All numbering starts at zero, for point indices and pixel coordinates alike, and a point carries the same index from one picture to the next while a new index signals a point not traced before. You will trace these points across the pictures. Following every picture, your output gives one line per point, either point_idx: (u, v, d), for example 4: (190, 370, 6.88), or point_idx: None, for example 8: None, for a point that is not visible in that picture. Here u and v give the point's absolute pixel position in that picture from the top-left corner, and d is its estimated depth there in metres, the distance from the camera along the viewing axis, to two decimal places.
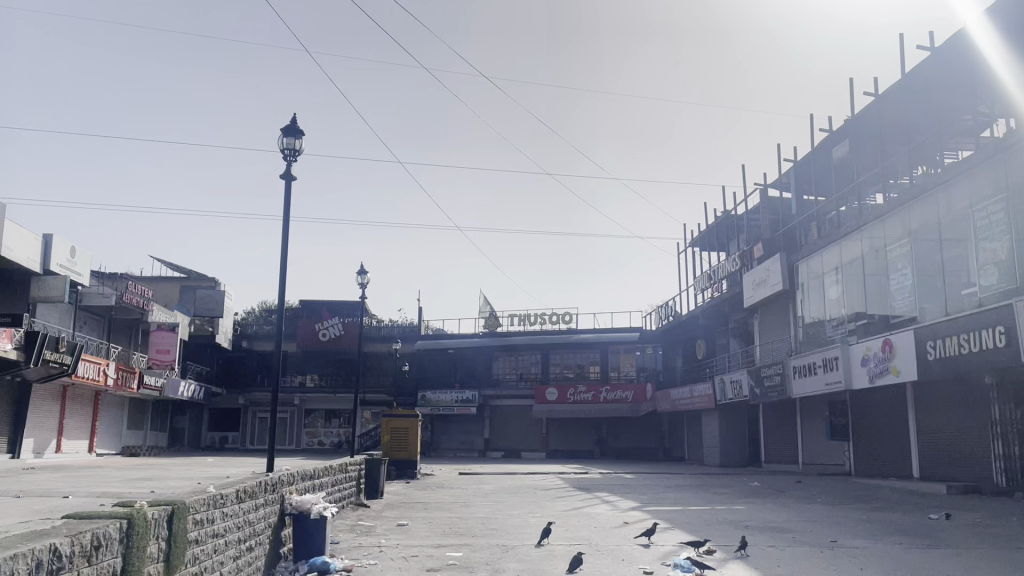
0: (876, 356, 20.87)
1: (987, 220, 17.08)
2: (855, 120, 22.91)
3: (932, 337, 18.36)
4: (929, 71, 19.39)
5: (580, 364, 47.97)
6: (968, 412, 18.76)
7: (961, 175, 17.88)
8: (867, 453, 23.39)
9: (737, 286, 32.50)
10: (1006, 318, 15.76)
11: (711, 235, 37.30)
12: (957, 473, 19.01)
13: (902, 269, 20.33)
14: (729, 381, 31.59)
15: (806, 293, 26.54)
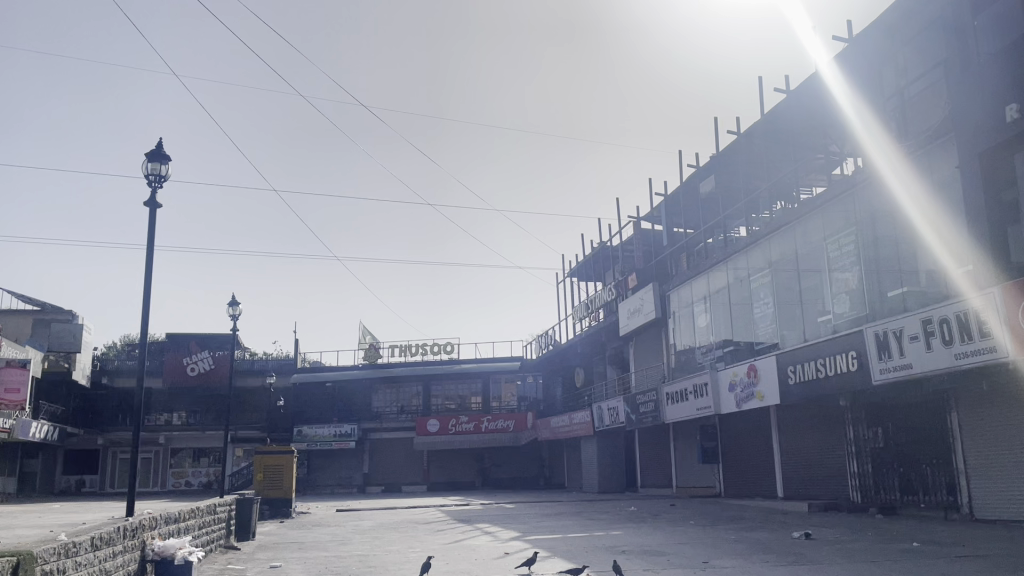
0: (742, 381, 21.85)
1: (839, 252, 18.33)
2: (720, 157, 24.14)
3: (792, 362, 19.40)
4: (786, 111, 20.72)
5: (461, 395, 48.05)
6: (826, 433, 19.87)
7: (815, 211, 19.13)
8: (736, 475, 24.34)
9: (613, 315, 33.41)
10: (857, 344, 16.86)
11: (586, 266, 38.32)
12: (817, 491, 20.09)
13: (764, 298, 21.49)
14: (606, 407, 32.23)
15: (677, 321, 27.54)
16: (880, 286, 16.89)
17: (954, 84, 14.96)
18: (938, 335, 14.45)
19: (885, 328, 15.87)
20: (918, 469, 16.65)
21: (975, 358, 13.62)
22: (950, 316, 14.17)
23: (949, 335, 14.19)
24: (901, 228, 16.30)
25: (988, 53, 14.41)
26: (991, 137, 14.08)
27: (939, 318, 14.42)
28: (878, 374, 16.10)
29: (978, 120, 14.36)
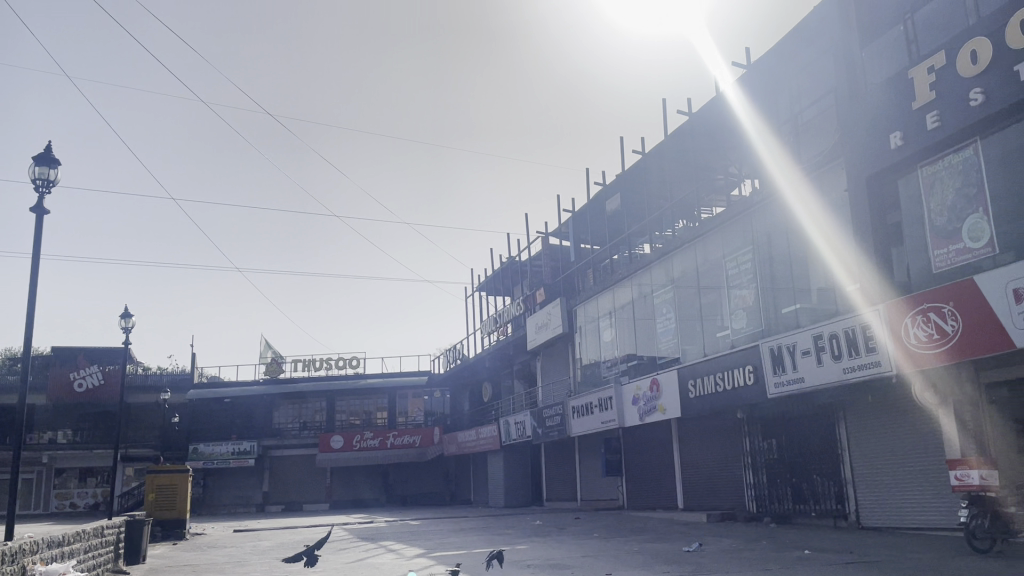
0: (645, 395, 22.25)
1: (737, 269, 19.00)
2: (625, 175, 24.70)
3: (692, 375, 19.91)
4: (689, 132, 21.38)
5: (367, 410, 47.42)
6: (724, 445, 20.46)
7: (715, 229, 19.79)
8: (638, 488, 24.82)
9: (521, 329, 33.63)
10: (753, 358, 17.45)
11: (494, 280, 38.52)
12: (715, 502, 20.68)
13: (666, 314, 22.05)
14: (512, 421, 32.35)
15: (583, 335, 27.96)
16: (776, 302, 17.56)
17: (843, 111, 15.74)
18: (827, 350, 15.14)
19: (779, 343, 16.48)
20: (809, 478, 17.34)
21: (862, 372, 14.30)
22: (839, 332, 14.86)
23: (838, 350, 14.88)
24: (795, 247, 17.00)
25: (875, 82, 15.21)
26: (877, 162, 14.86)
27: (829, 334, 15.08)
28: (772, 388, 16.70)
29: (865, 144, 15.13)
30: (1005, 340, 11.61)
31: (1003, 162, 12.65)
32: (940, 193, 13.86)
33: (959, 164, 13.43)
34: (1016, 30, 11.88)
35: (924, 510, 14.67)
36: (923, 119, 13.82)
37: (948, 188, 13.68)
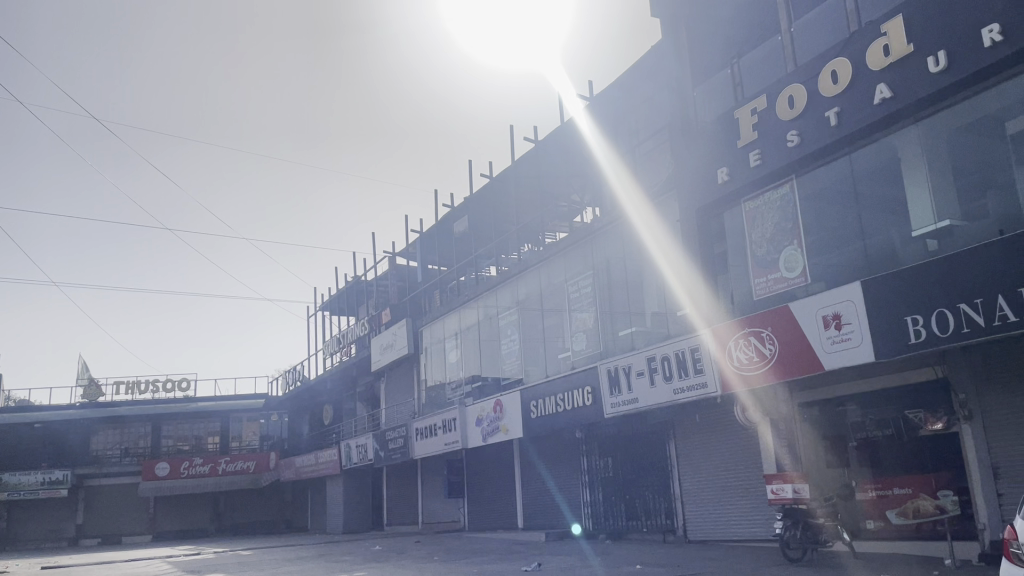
0: (488, 416, 22.34)
1: (578, 293, 19.64)
2: (472, 198, 24.95)
3: (534, 397, 20.19)
4: (535, 159, 21.92)
5: (197, 436, 44.99)
6: (562, 464, 20.96)
7: (558, 254, 20.37)
8: (480, 509, 24.93)
9: (364, 350, 33.08)
10: (592, 380, 17.97)
11: (338, 300, 37.76)
12: (554, 521, 21.10)
13: (511, 335, 22.40)
14: (353, 444, 31.63)
15: (428, 356, 27.89)
16: (613, 326, 18.26)
17: (676, 145, 16.69)
18: (660, 371, 15.85)
19: (616, 365, 17.08)
20: (642, 495, 18.05)
21: (691, 393, 15.06)
22: (670, 354, 15.60)
23: (669, 372, 15.61)
24: (632, 273, 17.77)
25: (705, 120, 16.22)
26: (705, 194, 15.81)
27: (662, 356, 15.79)
28: (609, 408, 17.27)
29: (694, 178, 16.08)
30: (815, 362, 12.63)
31: (815, 200, 13.80)
32: (759, 226, 14.93)
33: (778, 200, 14.53)
34: (827, 80, 13.03)
35: (745, 523, 15.56)
36: (746, 157, 14.86)
37: (768, 222, 14.74)
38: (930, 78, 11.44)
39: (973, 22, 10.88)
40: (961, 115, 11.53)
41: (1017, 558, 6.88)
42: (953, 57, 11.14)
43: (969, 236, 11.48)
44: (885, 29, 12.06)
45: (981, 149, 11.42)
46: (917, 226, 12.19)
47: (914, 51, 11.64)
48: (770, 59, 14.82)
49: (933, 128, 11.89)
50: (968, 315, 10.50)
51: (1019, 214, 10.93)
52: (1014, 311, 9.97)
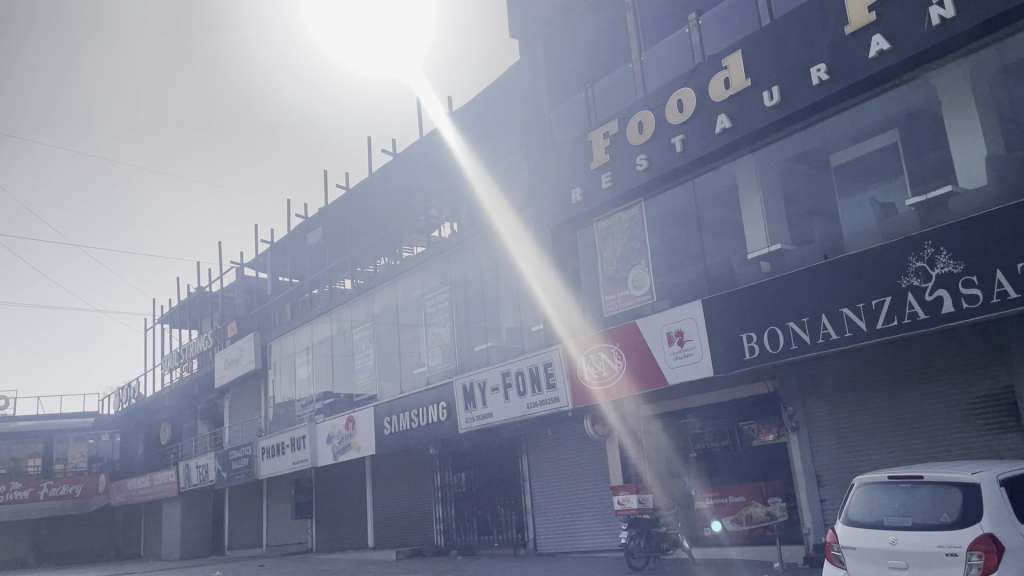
0: (339, 433, 21.75)
1: (434, 308, 19.61)
2: (327, 210, 24.39)
3: (387, 413, 19.89)
4: (392, 172, 21.74)
5: (15, 458, 41.19)
6: (415, 481, 20.71)
7: (415, 268, 20.27)
8: (328, 529, 24.26)
9: (208, 365, 31.50)
10: (447, 395, 17.90)
11: (181, 312, 35.86)
12: (405, 538, 20.83)
13: (365, 350, 22.04)
14: (193, 464, 29.99)
15: (277, 372, 26.93)
16: (469, 341, 18.35)
17: (533, 164, 17.05)
18: (514, 386, 16.04)
19: (471, 380, 17.12)
20: (493, 510, 18.18)
21: (543, 407, 15.31)
22: (524, 369, 15.81)
23: (523, 387, 15.82)
24: (489, 289, 17.96)
25: (560, 141, 16.65)
26: (557, 213, 16.18)
27: (516, 371, 15.99)
28: (463, 423, 17.27)
29: (548, 195, 16.42)
30: (659, 377, 13.18)
31: (661, 222, 14.43)
32: (610, 245, 15.44)
33: (626, 221, 15.09)
34: (674, 108, 13.70)
35: (592, 534, 15.93)
36: (597, 177, 15.30)
37: (617, 242, 15.27)
38: (765, 110, 12.31)
39: (802, 62, 11.81)
40: (791, 147, 12.45)
41: (838, 559, 7.44)
42: (785, 93, 12.03)
43: (798, 259, 12.36)
44: (726, 63, 12.86)
45: (808, 179, 12.35)
46: (753, 249, 13.04)
47: (751, 85, 12.48)
48: (621, 85, 15.44)
49: (768, 157, 12.76)
50: (797, 332, 11.29)
51: (841, 240, 11.88)
52: (836, 329, 10.82)
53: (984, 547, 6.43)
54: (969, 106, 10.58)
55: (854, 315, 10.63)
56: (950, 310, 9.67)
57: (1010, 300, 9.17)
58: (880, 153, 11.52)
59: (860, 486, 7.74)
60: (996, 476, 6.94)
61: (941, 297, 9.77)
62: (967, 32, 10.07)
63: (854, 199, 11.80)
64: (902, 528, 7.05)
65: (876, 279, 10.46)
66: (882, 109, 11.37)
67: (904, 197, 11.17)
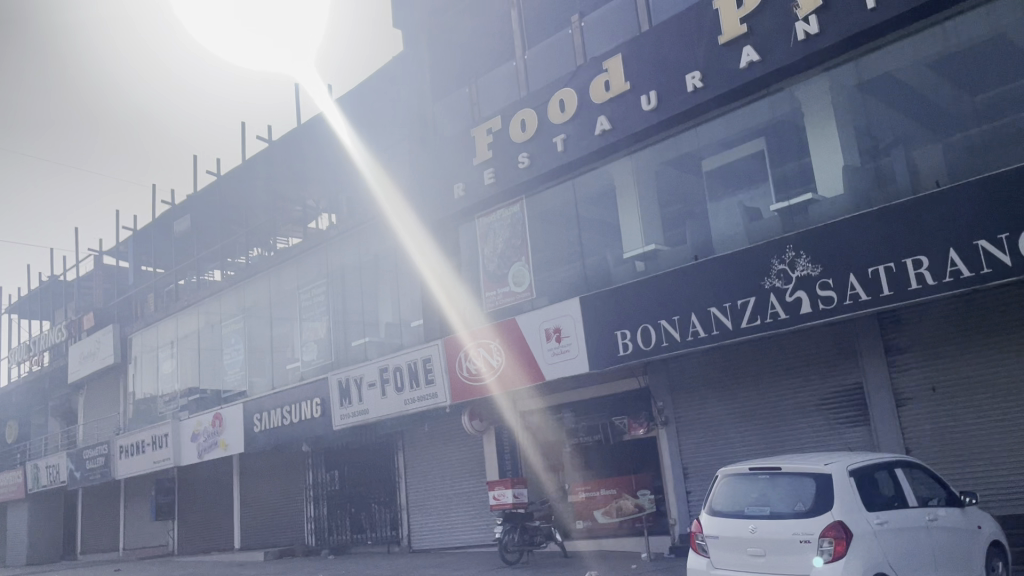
0: (206, 430, 20.81)
1: (310, 302, 19.11)
2: (197, 197, 23.30)
3: (257, 409, 19.20)
4: (267, 161, 20.99)
5: None
6: (286, 479, 20.09)
7: (290, 260, 19.67)
8: (192, 530, 23.20)
9: (62, 359, 29.48)
10: (321, 391, 17.45)
11: (31, 302, 33.37)
12: (274, 539, 20.20)
13: (235, 344, 21.21)
14: (42, 465, 27.97)
15: (138, 366, 25.50)
16: (346, 336, 18.02)
17: (414, 157, 16.88)
18: (391, 382, 15.83)
19: (347, 375, 16.76)
20: (367, 508, 17.92)
21: (420, 403, 15.20)
22: (402, 365, 15.64)
23: (400, 383, 15.64)
24: (367, 284, 17.68)
25: (441, 134, 16.54)
26: (437, 207, 16.06)
27: (393, 366, 15.78)
28: (338, 420, 16.91)
29: (428, 188, 16.26)
30: (537, 373, 13.34)
31: (540, 220, 14.58)
32: (490, 242, 15.47)
33: (507, 217, 15.16)
34: (555, 107, 13.87)
35: (466, 530, 15.93)
36: (480, 174, 15.15)
37: (498, 238, 15.32)
38: (643, 114, 12.65)
39: (678, 69, 12.24)
40: (667, 151, 12.87)
41: (702, 548, 7.73)
42: (662, 98, 12.42)
43: (671, 260, 12.78)
44: (607, 66, 13.13)
45: (682, 183, 12.80)
46: (628, 248, 13.38)
47: (630, 88, 12.81)
48: (504, 81, 15.50)
49: (645, 160, 13.14)
50: (668, 330, 11.69)
51: (710, 243, 12.38)
52: (705, 327, 11.27)
53: (834, 534, 6.88)
54: (828, 119, 11.23)
55: (722, 314, 11.11)
56: (809, 310, 10.26)
57: (862, 302, 9.84)
58: (748, 159, 12.06)
59: (724, 476, 8.06)
60: (846, 467, 7.43)
61: (799, 298, 10.37)
62: (829, 49, 10.69)
63: (724, 203, 12.32)
64: (761, 517, 7.40)
65: (742, 280, 10.97)
66: (752, 117, 11.92)
67: (768, 203, 11.76)
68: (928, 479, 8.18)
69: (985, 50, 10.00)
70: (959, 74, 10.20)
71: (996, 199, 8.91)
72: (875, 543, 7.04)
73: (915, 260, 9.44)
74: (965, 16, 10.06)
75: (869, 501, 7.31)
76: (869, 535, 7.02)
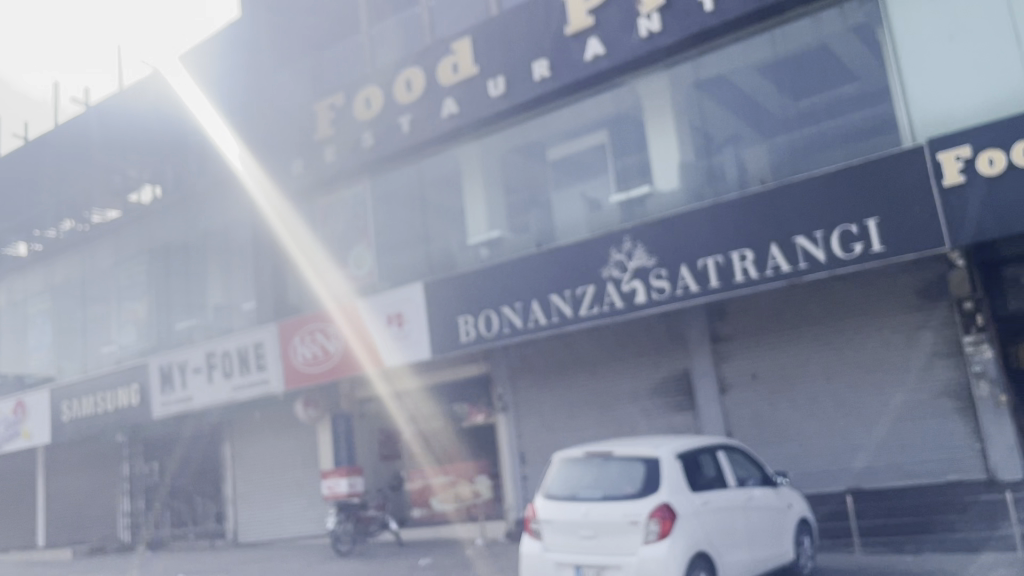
0: (4, 419, 18.90)
1: (129, 281, 17.76)
2: None
3: (66, 396, 17.63)
4: None
5: None
6: (98, 471, 18.61)
7: (107, 235, 18.18)
8: None
9: None
10: (139, 377, 16.23)
11: None
12: (82, 536, 18.67)
13: (41, 325, 19.41)
14: None
15: None
16: (170, 318, 16.94)
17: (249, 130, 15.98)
18: (219, 368, 14.92)
19: (169, 360, 15.69)
20: (190, 500, 16.95)
21: (250, 390, 14.46)
22: (231, 350, 14.79)
23: (229, 368, 14.78)
24: (195, 264, 16.67)
25: None
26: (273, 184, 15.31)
27: (221, 351, 14.90)
28: (158, 408, 15.80)
29: (260, 163, 15.37)
30: (375, 358, 13.02)
31: (383, 202, 14.24)
32: (330, 223, 14.93)
33: (348, 198, 14.68)
34: (400, 86, 13.54)
35: (296, 522, 15.35)
36: (318, 151, 14.56)
37: (337, 220, 14.82)
38: (490, 99, 12.61)
39: (525, 56, 12.27)
40: (512, 138, 12.88)
41: (535, 532, 7.72)
42: (508, 84, 12.43)
43: (513, 246, 12.80)
44: (455, 47, 12.96)
45: (526, 170, 12.83)
46: (472, 233, 13.29)
47: (477, 72, 12.71)
48: (347, 57, 14.99)
49: (490, 146, 13.11)
50: (509, 317, 11.71)
51: (552, 231, 12.49)
52: (545, 314, 11.39)
53: (661, 514, 7.12)
54: (665, 115, 11.61)
55: (561, 301, 11.25)
56: (643, 299, 10.60)
57: (692, 292, 10.26)
58: (589, 150, 12.26)
59: (558, 461, 8.11)
60: (674, 451, 7.71)
61: (635, 288, 10.68)
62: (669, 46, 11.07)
63: (566, 192, 12.46)
64: (593, 500, 7.51)
65: (582, 269, 11.15)
66: (594, 109, 12.15)
67: (608, 194, 12.01)
68: (746, 461, 8.64)
69: (808, 57, 10.64)
70: (784, 79, 10.80)
71: (814, 198, 9.53)
72: (698, 523, 7.34)
73: (741, 253, 9.93)
74: (792, 24, 10.73)
75: (693, 483, 7.61)
76: (692, 515, 7.31)
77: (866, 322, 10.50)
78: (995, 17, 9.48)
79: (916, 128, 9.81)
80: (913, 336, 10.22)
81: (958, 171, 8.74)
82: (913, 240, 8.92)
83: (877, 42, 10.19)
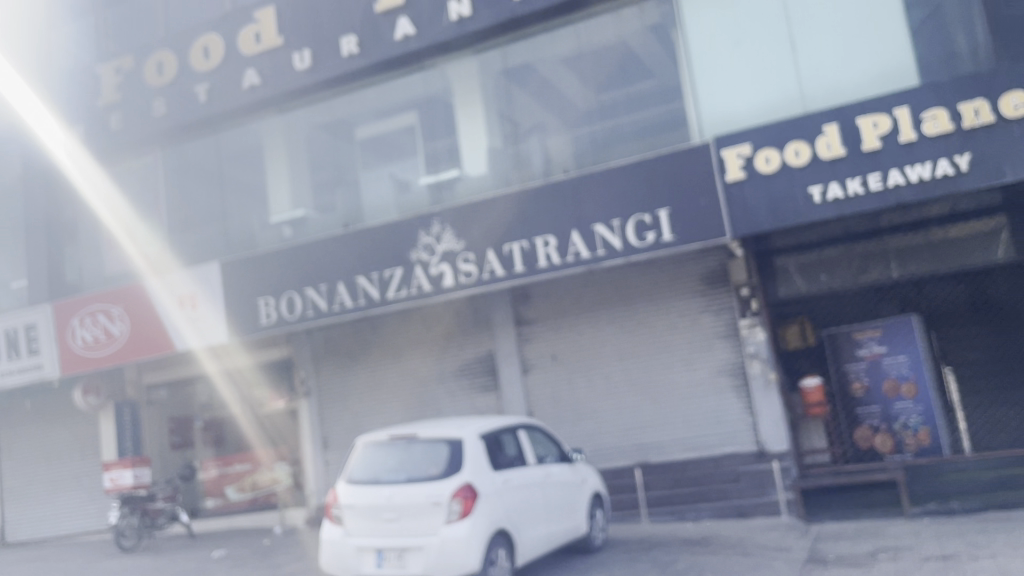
0: None
1: None
2: None
3: None
4: None
5: None
6: None
7: None
8: None
9: None
10: None
11: None
12: None
13: None
14: None
15: None
16: None
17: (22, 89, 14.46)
18: None
19: None
20: None
21: (20, 376, 13.15)
22: None
23: None
24: None
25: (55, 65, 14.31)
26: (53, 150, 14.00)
27: None
28: None
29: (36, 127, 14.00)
30: (167, 341, 12.24)
31: (178, 175, 13.38)
32: (118, 195, 13.86)
33: (139, 169, 13.67)
34: (198, 53, 12.73)
35: (75, 517, 14.19)
36: (104, 117, 13.42)
37: (126, 193, 13.81)
38: (295, 73, 12.15)
39: (332, 31, 11.93)
40: (318, 115, 12.51)
41: (337, 518, 7.58)
42: (315, 58, 12.04)
43: (317, 226, 12.44)
44: (258, 16, 12.35)
45: (333, 148, 12.51)
46: (275, 211, 12.78)
47: (282, 43, 12.21)
48: (139, 17, 13.91)
49: (295, 121, 12.66)
50: (314, 300, 11.37)
51: (359, 211, 12.24)
52: (351, 297, 11.17)
53: (463, 494, 7.21)
54: (473, 99, 11.69)
55: (369, 283, 11.08)
56: (450, 282, 10.63)
57: (497, 276, 10.42)
58: (397, 132, 12.13)
59: (362, 446, 7.99)
60: (477, 432, 7.82)
61: (443, 271, 10.69)
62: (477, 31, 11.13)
63: (374, 173, 12.25)
64: (396, 483, 7.46)
65: (389, 251, 11.04)
66: (403, 90, 12.03)
67: (417, 176, 11.94)
68: (544, 439, 8.93)
69: (609, 52, 11.05)
70: (586, 71, 11.16)
71: (611, 188, 9.96)
72: (499, 500, 7.50)
73: (545, 239, 10.20)
74: (595, 19, 11.13)
75: (495, 462, 7.77)
76: (494, 494, 7.45)
77: (657, 306, 11.14)
78: (772, 26, 10.30)
79: (704, 125, 10.46)
80: (697, 319, 10.95)
81: (739, 168, 9.42)
82: (698, 230, 9.55)
83: (672, 42, 10.76)
